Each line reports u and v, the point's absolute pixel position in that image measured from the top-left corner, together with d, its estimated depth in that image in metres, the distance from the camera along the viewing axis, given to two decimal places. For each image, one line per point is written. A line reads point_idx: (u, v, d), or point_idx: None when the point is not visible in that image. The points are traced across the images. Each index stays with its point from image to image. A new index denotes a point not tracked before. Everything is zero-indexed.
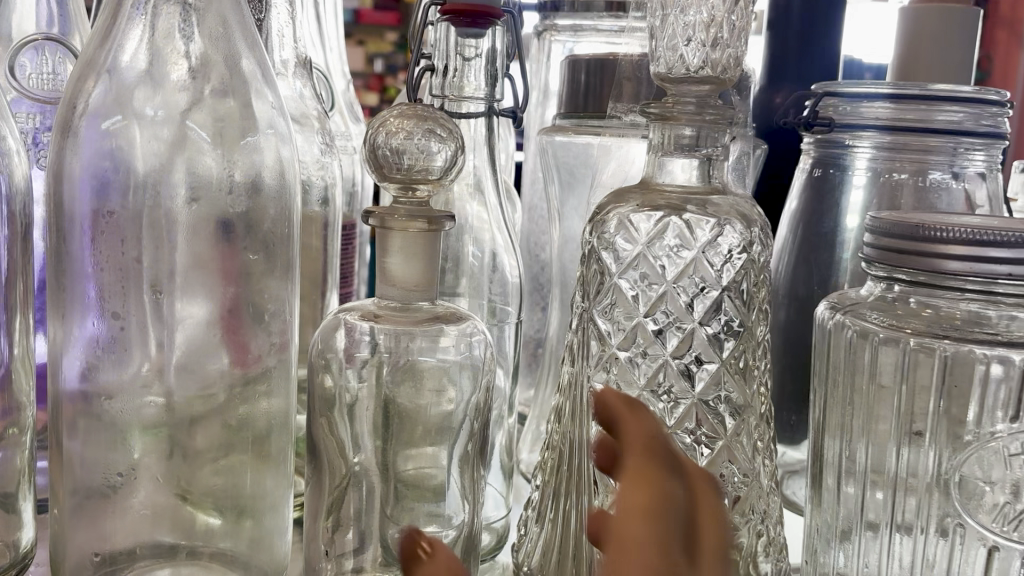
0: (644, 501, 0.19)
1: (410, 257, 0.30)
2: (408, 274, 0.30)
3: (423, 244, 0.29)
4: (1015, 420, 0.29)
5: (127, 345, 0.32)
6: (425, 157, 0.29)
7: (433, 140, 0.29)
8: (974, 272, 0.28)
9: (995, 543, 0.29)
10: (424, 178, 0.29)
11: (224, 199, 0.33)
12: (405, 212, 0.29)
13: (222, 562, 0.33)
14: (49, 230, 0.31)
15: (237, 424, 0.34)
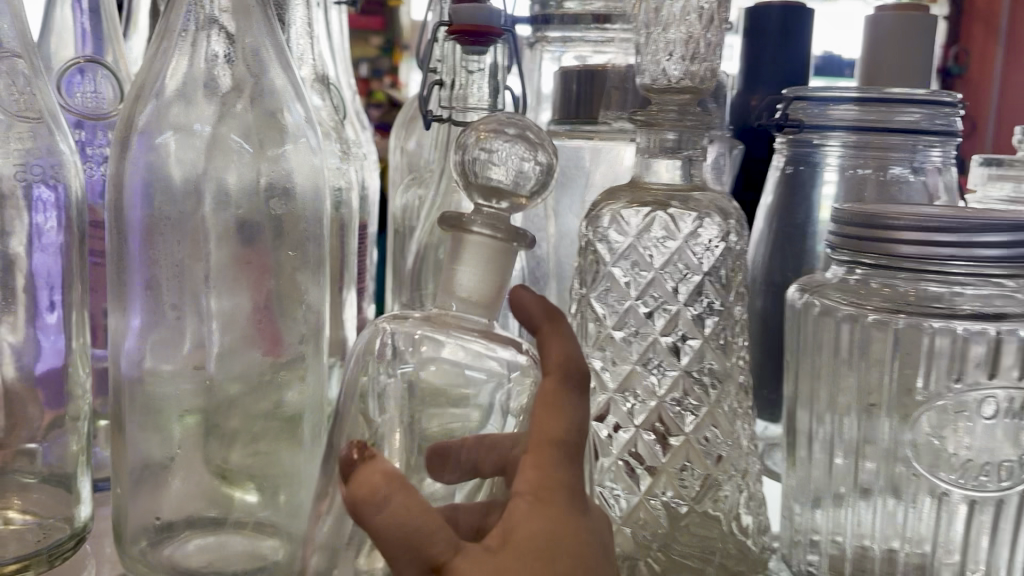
0: (551, 461, 0.24)
1: (469, 266, 0.29)
2: (467, 285, 0.29)
3: (488, 259, 0.29)
4: (960, 381, 0.33)
5: (174, 333, 0.36)
6: (486, 163, 0.28)
7: (506, 147, 0.28)
8: (923, 255, 0.32)
9: (944, 490, 0.33)
10: (507, 189, 0.29)
11: (261, 202, 0.37)
12: (473, 217, 0.29)
13: (262, 530, 0.36)
14: (111, 233, 0.35)
15: (273, 407, 0.38)
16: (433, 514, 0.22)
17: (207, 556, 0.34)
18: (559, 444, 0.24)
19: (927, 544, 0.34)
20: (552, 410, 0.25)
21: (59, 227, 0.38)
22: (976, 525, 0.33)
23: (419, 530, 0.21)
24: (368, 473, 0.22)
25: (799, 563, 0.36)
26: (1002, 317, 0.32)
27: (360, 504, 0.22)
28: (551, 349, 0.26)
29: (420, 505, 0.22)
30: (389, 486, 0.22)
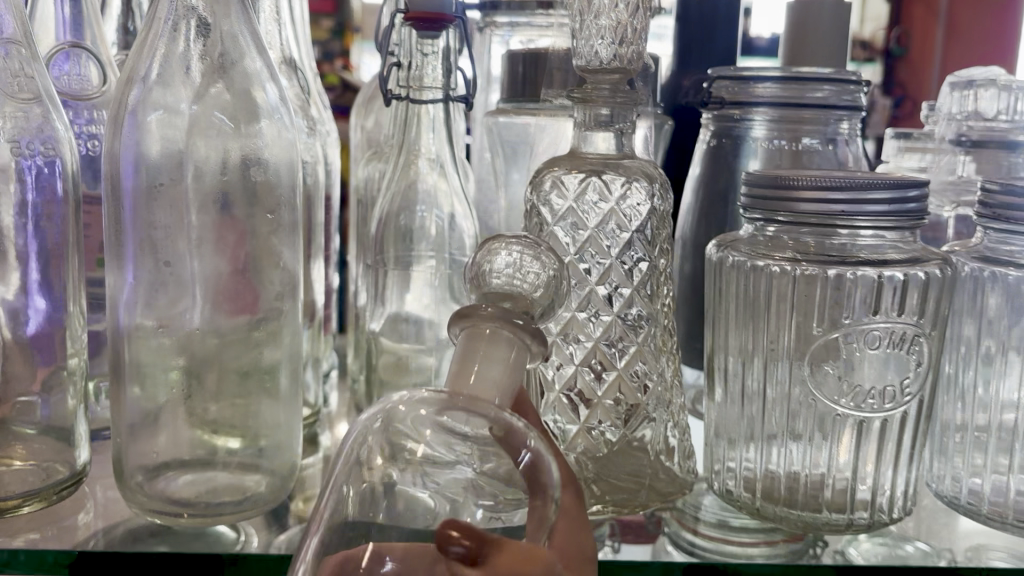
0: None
1: (490, 363, 0.28)
2: (487, 377, 0.28)
3: (511, 358, 0.28)
4: (845, 320, 0.38)
5: (161, 292, 0.40)
6: (496, 271, 0.30)
7: (512, 258, 0.30)
8: (819, 211, 0.37)
9: (836, 412, 0.39)
10: (515, 290, 0.30)
11: (239, 175, 0.41)
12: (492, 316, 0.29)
13: (246, 467, 0.40)
14: (106, 200, 0.38)
15: (251, 364, 0.42)
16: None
17: (197, 490, 0.38)
18: (587, 564, 0.28)
19: (823, 461, 0.39)
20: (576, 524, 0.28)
21: (53, 210, 0.41)
22: (864, 440, 0.39)
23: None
24: (518, 553, 0.25)
25: (720, 484, 0.42)
26: (885, 262, 0.37)
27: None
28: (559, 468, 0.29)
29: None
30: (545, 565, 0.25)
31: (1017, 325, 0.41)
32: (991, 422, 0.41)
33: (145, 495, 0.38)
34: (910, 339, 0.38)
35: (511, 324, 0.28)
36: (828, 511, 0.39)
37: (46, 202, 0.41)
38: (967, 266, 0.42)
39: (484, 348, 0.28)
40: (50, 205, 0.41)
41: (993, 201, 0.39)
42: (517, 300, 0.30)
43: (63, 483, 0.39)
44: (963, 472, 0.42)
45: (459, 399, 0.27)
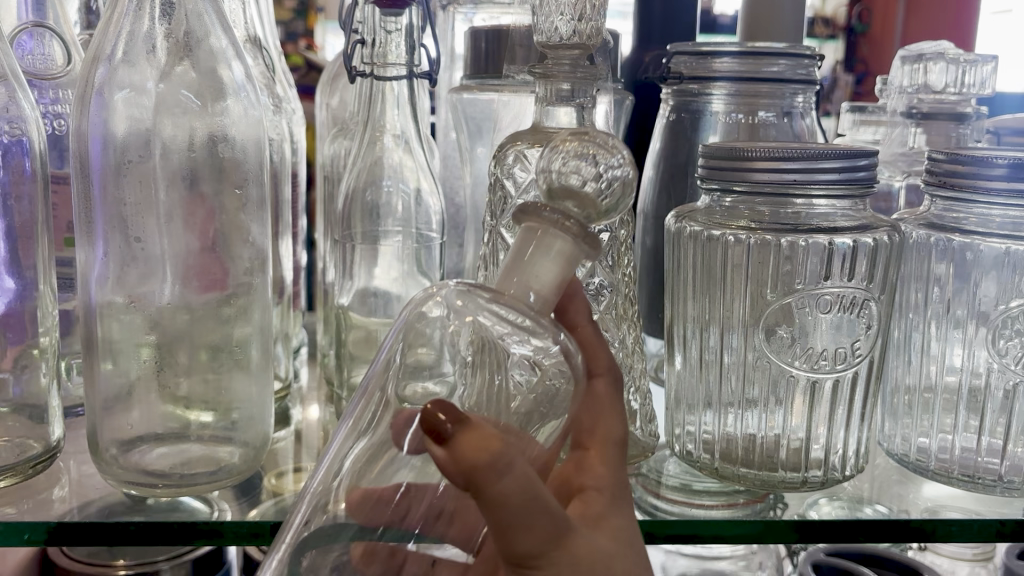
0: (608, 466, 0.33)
1: (545, 263, 0.31)
2: (536, 278, 0.31)
3: (564, 256, 0.31)
4: (798, 284, 0.40)
5: (130, 270, 0.41)
6: (563, 173, 0.30)
7: (584, 160, 0.30)
8: (772, 180, 0.38)
9: (791, 374, 0.40)
10: (584, 194, 0.30)
11: (206, 152, 0.42)
12: (556, 220, 0.30)
13: (219, 439, 0.41)
14: (76, 180, 0.39)
15: (221, 340, 0.43)
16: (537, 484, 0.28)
17: (170, 462, 0.39)
18: (613, 443, 0.34)
19: (778, 422, 0.41)
20: (602, 410, 0.34)
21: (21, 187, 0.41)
22: (818, 401, 0.40)
23: (522, 500, 0.27)
24: (483, 441, 0.27)
25: (681, 447, 0.43)
26: (836, 229, 0.38)
27: (477, 468, 0.26)
28: (601, 359, 0.35)
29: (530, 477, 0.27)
30: (510, 456, 0.27)
31: (959, 290, 0.42)
32: (937, 382, 0.43)
33: (120, 466, 0.39)
34: (860, 303, 0.39)
35: (567, 230, 0.30)
36: (783, 471, 0.40)
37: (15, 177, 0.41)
38: (914, 233, 0.43)
39: (538, 249, 0.31)
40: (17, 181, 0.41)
41: (940, 169, 0.41)
42: (583, 202, 0.30)
43: (37, 458, 0.40)
44: (912, 431, 0.44)
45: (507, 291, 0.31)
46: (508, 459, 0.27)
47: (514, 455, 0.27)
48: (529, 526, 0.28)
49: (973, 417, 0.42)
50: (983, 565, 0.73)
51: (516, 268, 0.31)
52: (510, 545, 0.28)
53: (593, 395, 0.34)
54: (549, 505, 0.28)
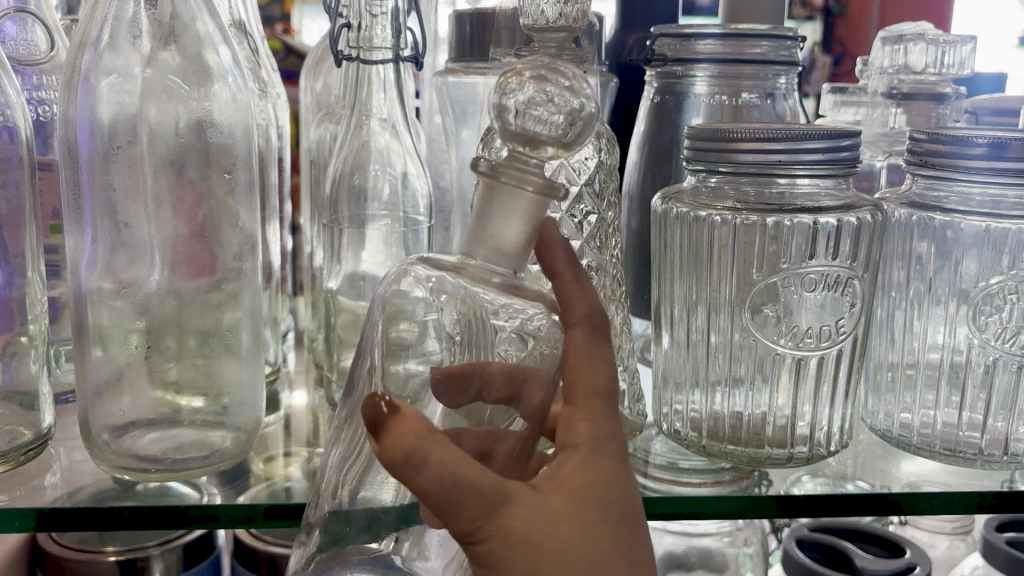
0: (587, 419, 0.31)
1: (509, 221, 0.31)
2: (506, 236, 0.32)
3: (526, 210, 0.31)
4: (784, 263, 0.40)
5: (119, 256, 0.41)
6: (516, 121, 0.29)
7: (534, 106, 0.29)
8: (757, 161, 0.39)
9: (777, 352, 0.41)
10: (540, 140, 0.30)
11: (194, 137, 0.42)
12: (511, 175, 0.30)
13: (211, 424, 0.41)
14: (64, 166, 0.39)
15: (212, 325, 0.43)
16: (461, 467, 0.28)
17: (162, 447, 0.39)
18: (599, 396, 0.31)
19: (764, 398, 0.41)
20: (583, 361, 0.31)
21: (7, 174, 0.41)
22: (803, 378, 0.41)
23: (441, 486, 0.27)
24: (402, 434, 0.27)
25: (668, 425, 0.44)
26: (821, 210, 0.39)
27: (393, 461, 0.27)
28: (577, 306, 0.31)
29: (457, 459, 0.28)
30: (423, 447, 0.27)
31: (942, 267, 0.43)
32: (919, 359, 0.44)
33: (113, 452, 0.39)
34: (844, 281, 0.40)
35: (520, 183, 0.30)
36: (770, 447, 0.41)
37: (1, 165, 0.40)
38: (896, 213, 0.44)
39: (500, 207, 0.31)
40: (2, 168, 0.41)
41: (921, 149, 0.41)
42: (538, 144, 0.30)
43: (27, 446, 0.40)
44: (894, 408, 0.45)
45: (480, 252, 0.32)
46: (420, 447, 0.27)
47: (430, 442, 0.27)
48: (461, 507, 0.28)
49: (954, 394, 0.43)
50: (963, 540, 0.74)
51: (482, 227, 0.32)
52: (448, 524, 0.29)
53: (573, 346, 0.31)
54: (477, 485, 0.28)
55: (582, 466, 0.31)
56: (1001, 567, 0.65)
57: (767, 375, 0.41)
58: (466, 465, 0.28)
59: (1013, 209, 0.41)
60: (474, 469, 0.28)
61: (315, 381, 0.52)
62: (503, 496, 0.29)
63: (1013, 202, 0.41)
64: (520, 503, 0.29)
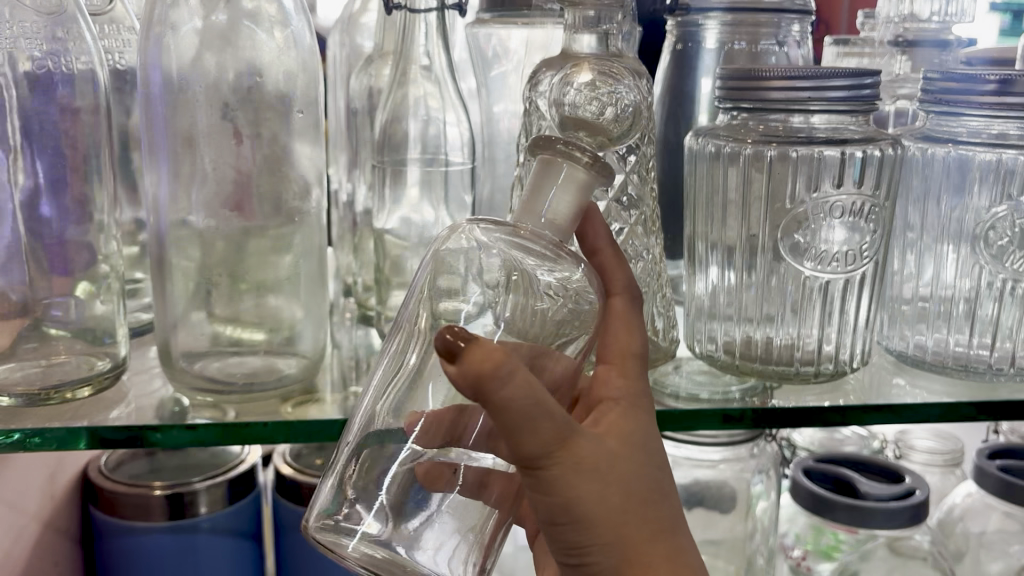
0: (628, 372, 0.37)
1: (561, 193, 0.34)
2: (554, 209, 0.34)
3: (576, 184, 0.34)
4: (816, 192, 0.43)
5: (191, 193, 0.43)
6: None
7: None
8: (788, 98, 0.42)
9: (805, 275, 0.44)
10: None
11: (252, 81, 0.44)
12: (568, 149, 0.34)
13: (279, 353, 0.44)
14: (140, 107, 0.42)
15: (263, 261, 0.45)
16: (541, 394, 0.30)
17: (232, 372, 0.42)
18: (636, 354, 0.37)
19: (793, 326, 0.45)
20: (625, 329, 0.37)
21: (80, 126, 0.44)
22: (829, 299, 0.44)
23: (529, 412, 0.30)
24: (482, 359, 0.28)
25: (701, 348, 0.47)
26: (845, 141, 0.42)
27: (483, 378, 0.28)
28: (617, 279, 0.38)
29: (540, 388, 0.30)
30: (510, 366, 0.29)
31: (954, 202, 0.46)
32: (933, 292, 0.47)
33: (193, 375, 0.42)
34: (867, 210, 0.43)
35: (575, 154, 0.34)
36: (799, 365, 0.44)
37: (75, 116, 0.43)
38: (911, 148, 0.47)
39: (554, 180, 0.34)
40: (76, 120, 0.43)
41: (934, 88, 0.45)
42: (588, 129, 0.36)
43: (104, 373, 0.42)
44: (909, 331, 0.48)
45: (529, 220, 0.35)
46: (513, 371, 0.29)
47: (519, 368, 0.29)
48: (535, 432, 0.30)
49: (966, 324, 0.46)
50: (954, 471, 0.78)
51: (536, 199, 0.35)
52: (517, 450, 0.31)
53: (615, 312, 0.38)
54: (553, 413, 0.30)
55: (625, 413, 0.35)
56: (991, 490, 0.69)
57: (799, 296, 0.45)
58: (544, 393, 0.30)
59: (1017, 139, 0.44)
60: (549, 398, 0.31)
61: (356, 321, 0.54)
62: (573, 427, 0.31)
63: (1015, 135, 0.44)
64: (585, 437, 0.32)
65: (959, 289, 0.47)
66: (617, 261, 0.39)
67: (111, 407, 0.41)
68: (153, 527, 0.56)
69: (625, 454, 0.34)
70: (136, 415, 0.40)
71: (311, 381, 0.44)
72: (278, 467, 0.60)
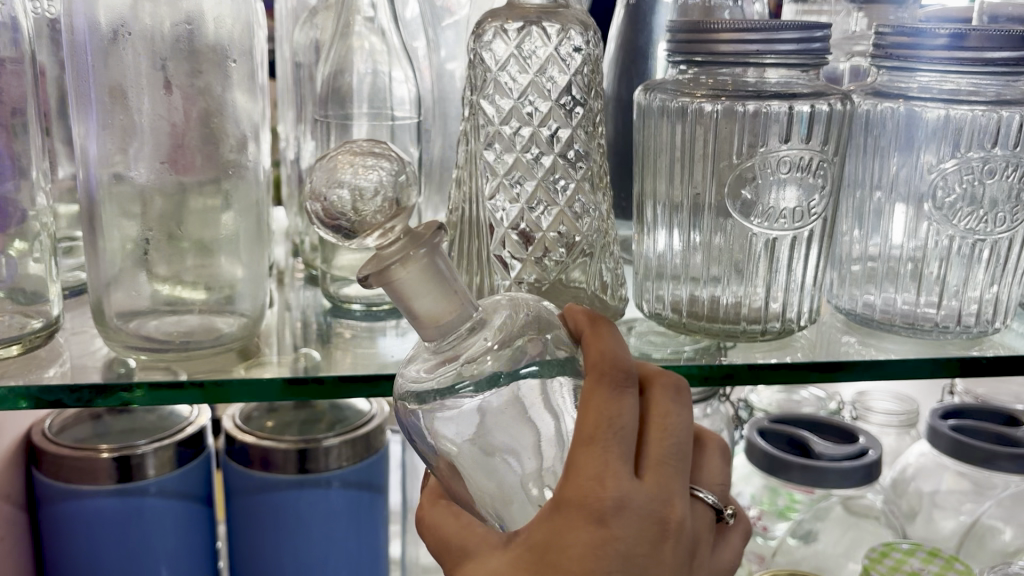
0: (568, 477, 0.34)
1: (425, 294, 0.34)
2: (425, 307, 0.34)
3: (423, 275, 0.34)
4: (758, 148, 0.43)
5: (120, 140, 0.41)
6: (342, 211, 0.32)
7: (344, 194, 0.32)
8: (736, 51, 0.41)
9: (753, 233, 0.44)
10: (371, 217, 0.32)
11: (181, 33, 0.42)
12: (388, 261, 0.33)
13: (217, 312, 0.43)
14: (66, 51, 0.39)
15: (204, 226, 0.44)
16: (446, 529, 0.38)
17: (170, 331, 0.41)
18: (585, 451, 0.34)
19: (739, 286, 0.44)
20: (586, 413, 0.34)
21: (5, 78, 0.42)
22: (776, 256, 0.44)
23: (435, 542, 0.39)
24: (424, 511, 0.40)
25: (650, 308, 0.47)
26: (794, 96, 0.41)
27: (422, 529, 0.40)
28: (594, 351, 0.36)
29: (443, 528, 0.39)
30: (427, 517, 0.40)
31: (903, 160, 0.46)
32: (881, 253, 0.47)
33: (129, 334, 0.41)
34: (815, 165, 0.43)
35: (406, 257, 0.33)
36: (745, 323, 0.44)
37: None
38: (862, 104, 0.47)
39: (408, 286, 0.34)
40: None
41: (885, 42, 0.44)
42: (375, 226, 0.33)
43: (37, 332, 0.41)
44: (859, 290, 0.48)
45: (437, 333, 0.35)
46: (421, 514, 0.40)
47: (426, 513, 0.40)
48: (448, 560, 0.38)
49: (912, 283, 0.46)
50: (909, 432, 0.79)
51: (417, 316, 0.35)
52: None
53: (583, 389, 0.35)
54: (449, 541, 0.38)
55: (546, 526, 0.34)
56: (944, 449, 0.70)
57: (748, 252, 0.44)
58: (450, 527, 0.38)
59: (969, 95, 0.43)
60: (451, 529, 0.38)
61: (304, 282, 0.55)
62: (463, 549, 0.37)
63: (969, 90, 0.44)
64: (474, 557, 0.37)
65: (906, 249, 0.46)
66: (595, 332, 0.36)
67: (43, 367, 0.40)
68: (99, 490, 0.55)
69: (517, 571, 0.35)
70: (68, 376, 0.39)
71: (251, 340, 0.43)
72: (230, 431, 0.59)
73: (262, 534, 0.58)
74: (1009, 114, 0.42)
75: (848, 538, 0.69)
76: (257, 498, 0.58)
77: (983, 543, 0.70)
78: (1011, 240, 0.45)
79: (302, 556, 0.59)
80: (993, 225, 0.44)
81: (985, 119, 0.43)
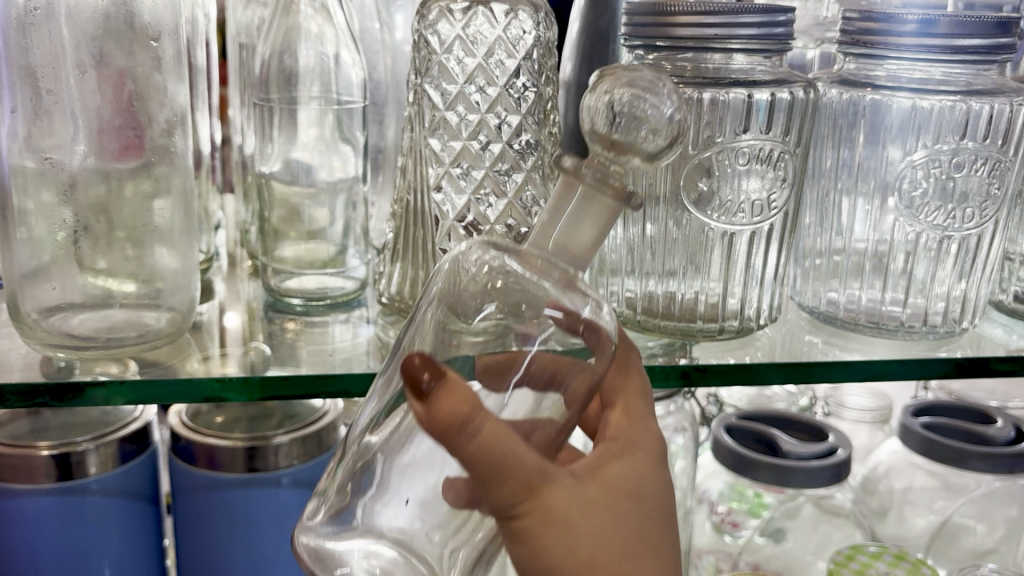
0: (628, 423, 0.35)
1: (580, 224, 0.32)
2: (567, 234, 0.32)
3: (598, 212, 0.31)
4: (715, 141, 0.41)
5: (38, 124, 0.38)
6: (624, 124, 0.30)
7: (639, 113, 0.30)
8: (693, 36, 0.39)
9: (711, 228, 0.42)
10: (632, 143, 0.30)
11: (104, 11, 0.39)
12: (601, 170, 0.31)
13: (144, 305, 0.41)
14: None
15: (138, 222, 0.42)
16: (508, 440, 0.29)
17: (93, 326, 0.39)
18: (639, 400, 0.36)
19: (696, 280, 0.42)
20: (628, 376, 0.36)
21: None
22: (734, 250, 0.42)
23: (489, 455, 0.29)
24: (457, 400, 0.29)
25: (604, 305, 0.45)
26: (754, 83, 0.39)
27: (448, 429, 0.29)
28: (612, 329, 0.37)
29: (507, 434, 0.29)
30: (477, 417, 0.29)
31: (869, 154, 0.44)
32: (846, 247, 0.45)
33: (47, 331, 0.38)
34: (775, 156, 0.41)
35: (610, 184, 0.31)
36: (701, 322, 0.42)
37: None
38: (828, 92, 0.45)
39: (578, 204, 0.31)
40: None
41: (853, 28, 0.42)
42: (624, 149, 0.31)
43: None
44: (822, 288, 0.46)
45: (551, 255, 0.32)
46: (474, 418, 0.29)
47: (479, 417, 0.29)
48: (507, 479, 0.30)
49: (877, 279, 0.44)
50: (881, 428, 0.77)
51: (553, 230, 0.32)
52: (486, 493, 0.30)
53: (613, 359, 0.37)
54: (523, 458, 0.30)
55: (619, 460, 0.34)
56: (915, 448, 0.68)
57: (706, 246, 0.42)
58: (513, 439, 0.30)
59: (940, 84, 0.42)
60: (521, 447, 0.30)
61: (249, 274, 0.52)
62: (545, 475, 0.30)
63: (939, 80, 0.42)
64: (558, 484, 0.31)
65: (869, 243, 0.45)
66: None
67: None
68: (37, 489, 0.51)
69: (607, 503, 0.32)
70: None
71: (180, 335, 0.41)
72: (173, 426, 0.57)
73: (211, 533, 0.56)
74: (979, 105, 0.41)
75: (817, 538, 0.67)
76: (205, 497, 0.55)
77: (955, 542, 0.69)
78: (980, 236, 0.43)
79: (251, 555, 0.56)
80: (962, 222, 0.43)
81: (952, 110, 0.41)
